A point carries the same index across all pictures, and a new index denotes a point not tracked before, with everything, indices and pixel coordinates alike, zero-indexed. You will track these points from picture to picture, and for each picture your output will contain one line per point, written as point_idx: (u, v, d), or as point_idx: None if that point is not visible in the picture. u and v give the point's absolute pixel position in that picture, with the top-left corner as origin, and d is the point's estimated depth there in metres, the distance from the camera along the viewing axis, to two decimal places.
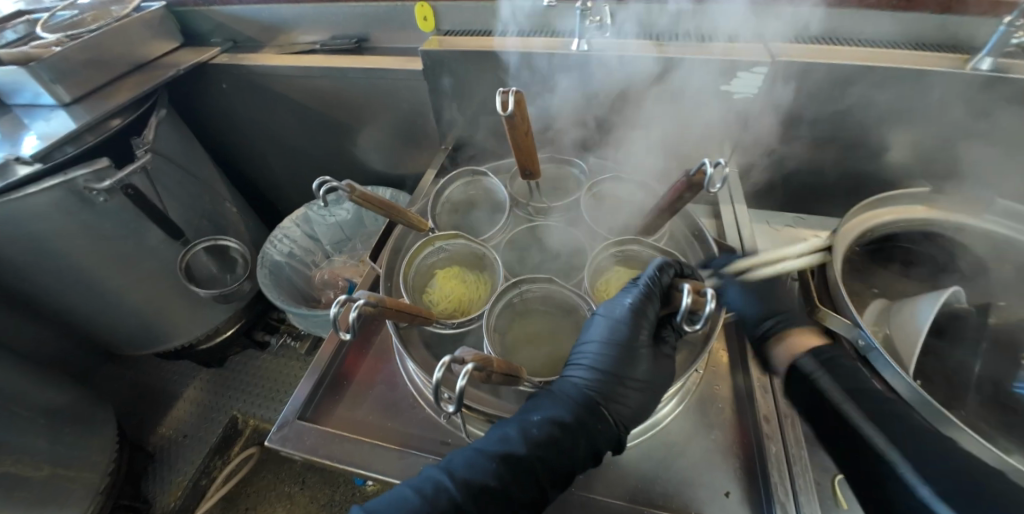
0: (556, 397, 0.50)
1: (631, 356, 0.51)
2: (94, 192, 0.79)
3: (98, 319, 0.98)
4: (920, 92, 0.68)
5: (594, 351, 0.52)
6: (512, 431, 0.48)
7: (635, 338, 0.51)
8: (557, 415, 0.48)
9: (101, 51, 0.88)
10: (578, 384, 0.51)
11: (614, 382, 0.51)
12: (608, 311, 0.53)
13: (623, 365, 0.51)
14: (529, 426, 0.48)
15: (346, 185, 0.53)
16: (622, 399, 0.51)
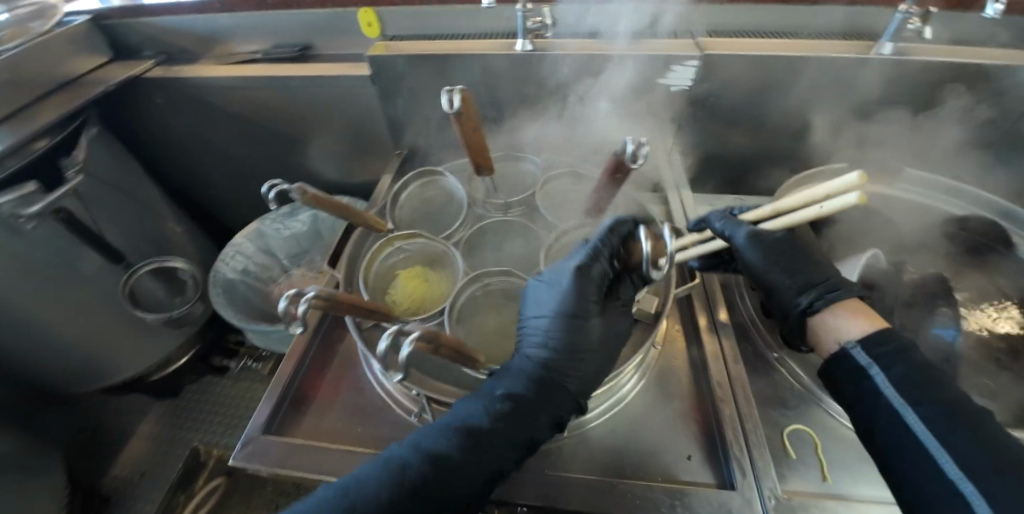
0: (511, 373, 0.50)
1: (581, 323, 0.52)
2: (21, 218, 0.73)
3: (35, 356, 0.91)
4: (841, 76, 0.73)
5: (544, 325, 0.52)
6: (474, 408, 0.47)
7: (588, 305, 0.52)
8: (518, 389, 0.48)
9: (19, 70, 0.82)
10: (535, 359, 0.51)
11: (569, 352, 0.51)
12: (555, 279, 0.53)
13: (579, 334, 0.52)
14: (492, 402, 0.47)
15: (297, 187, 0.51)
16: (578, 369, 0.51)
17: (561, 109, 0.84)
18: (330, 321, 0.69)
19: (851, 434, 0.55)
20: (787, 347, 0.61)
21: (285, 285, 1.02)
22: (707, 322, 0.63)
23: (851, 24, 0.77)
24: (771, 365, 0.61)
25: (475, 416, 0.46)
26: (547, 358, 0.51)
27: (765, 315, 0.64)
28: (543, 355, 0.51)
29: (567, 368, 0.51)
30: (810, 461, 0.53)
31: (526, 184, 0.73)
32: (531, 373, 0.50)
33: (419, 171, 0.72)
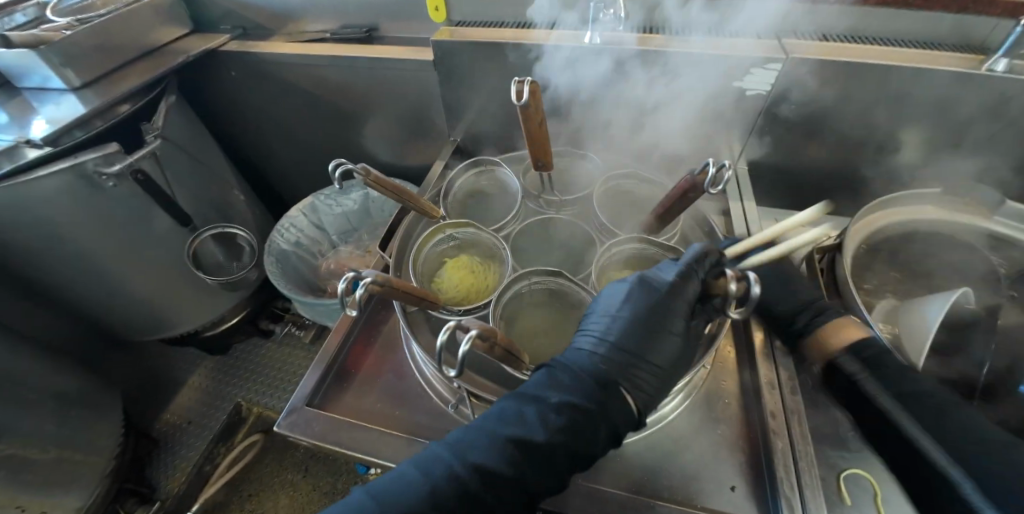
0: (562, 373, 0.48)
1: (651, 338, 0.48)
2: (103, 176, 0.79)
3: (106, 305, 0.98)
4: (944, 93, 0.66)
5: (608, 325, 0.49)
6: (524, 411, 0.46)
7: (657, 321, 0.49)
8: (573, 400, 0.46)
9: (111, 36, 0.87)
10: (588, 363, 0.49)
11: (625, 366, 0.48)
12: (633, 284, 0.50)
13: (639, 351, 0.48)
14: (547, 412, 0.45)
15: (361, 168, 0.51)
16: (638, 383, 0.48)
17: (625, 108, 0.80)
18: (376, 302, 0.70)
19: None
20: None
21: (333, 260, 1.06)
22: (763, 346, 0.60)
23: (958, 35, 0.69)
24: (829, 400, 0.57)
25: (533, 417, 0.45)
26: (606, 358, 0.48)
27: None
28: (595, 363, 0.48)
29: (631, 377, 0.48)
30: (865, 509, 0.49)
31: (582, 183, 0.71)
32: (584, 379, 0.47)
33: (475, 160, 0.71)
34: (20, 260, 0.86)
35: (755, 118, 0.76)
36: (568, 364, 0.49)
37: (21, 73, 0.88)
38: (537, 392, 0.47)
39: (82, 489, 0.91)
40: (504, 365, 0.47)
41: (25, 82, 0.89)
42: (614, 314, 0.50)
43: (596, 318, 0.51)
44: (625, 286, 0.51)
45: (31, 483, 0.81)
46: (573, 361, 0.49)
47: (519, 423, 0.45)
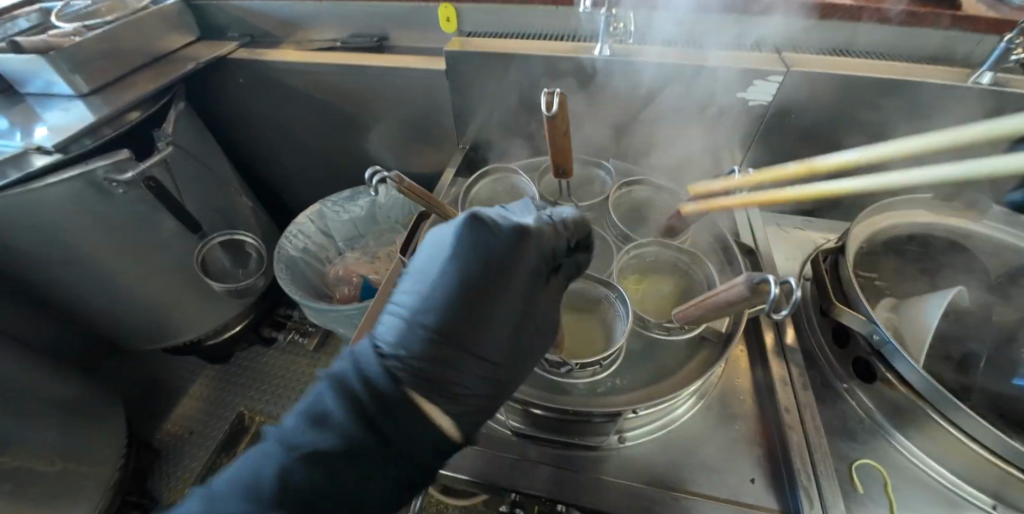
0: (384, 354, 0.45)
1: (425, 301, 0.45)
2: (114, 183, 0.78)
3: (109, 313, 0.97)
4: (935, 104, 0.70)
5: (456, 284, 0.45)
6: (352, 392, 0.43)
7: (506, 265, 0.46)
8: (359, 378, 0.44)
9: (120, 43, 0.87)
10: (389, 340, 0.45)
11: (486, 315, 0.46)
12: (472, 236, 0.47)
13: (514, 300, 0.47)
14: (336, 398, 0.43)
15: (396, 175, 0.52)
16: (500, 331, 0.46)
17: (634, 117, 0.83)
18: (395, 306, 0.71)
19: (921, 473, 0.54)
20: (859, 378, 0.60)
21: (341, 266, 1.07)
22: (774, 345, 0.62)
23: (945, 50, 0.74)
24: (837, 394, 0.60)
25: (331, 408, 0.43)
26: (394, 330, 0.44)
27: (836, 345, 0.62)
28: (441, 318, 0.44)
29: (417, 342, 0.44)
30: (878, 498, 0.52)
31: (596, 189, 0.73)
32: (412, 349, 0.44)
33: (493, 168, 0.73)
34: (23, 268, 0.85)
35: (757, 127, 0.80)
36: (393, 340, 0.45)
37: (25, 78, 0.87)
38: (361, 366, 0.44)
39: (85, 501, 0.89)
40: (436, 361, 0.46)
41: (30, 88, 0.88)
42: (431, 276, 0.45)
43: (415, 277, 0.47)
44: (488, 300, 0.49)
45: (35, 497, 0.79)
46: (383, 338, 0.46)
47: (328, 417, 0.43)
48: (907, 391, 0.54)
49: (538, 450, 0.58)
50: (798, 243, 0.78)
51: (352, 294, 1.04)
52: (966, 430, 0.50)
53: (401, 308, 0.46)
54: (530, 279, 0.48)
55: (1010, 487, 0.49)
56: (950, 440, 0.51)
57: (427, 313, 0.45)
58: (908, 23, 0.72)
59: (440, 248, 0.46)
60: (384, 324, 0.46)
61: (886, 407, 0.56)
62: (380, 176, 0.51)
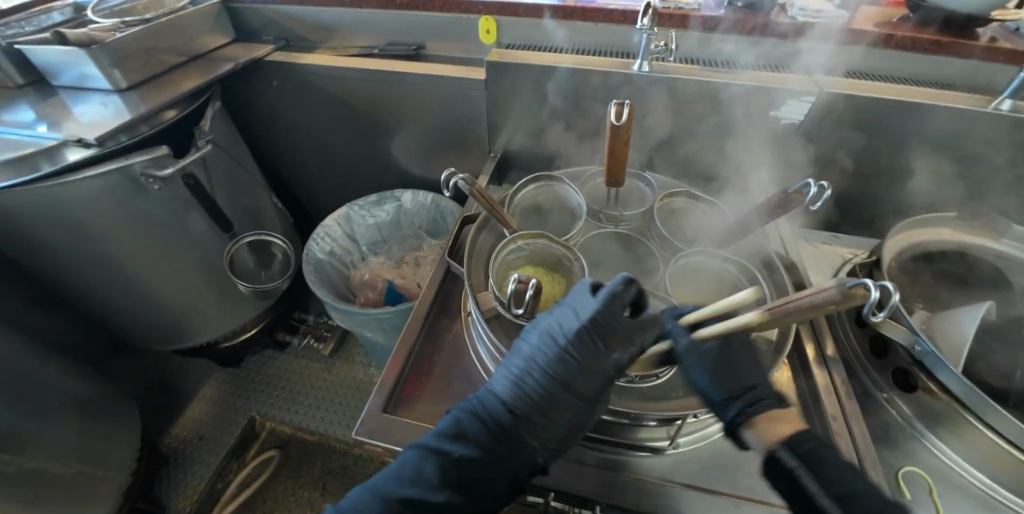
0: (482, 410, 0.52)
1: (545, 361, 0.50)
2: (151, 178, 0.77)
3: (128, 312, 0.95)
4: (958, 128, 0.73)
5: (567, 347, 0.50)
6: (455, 437, 0.50)
7: (595, 348, 0.49)
8: (460, 427, 0.51)
9: (160, 41, 0.87)
10: (494, 397, 0.53)
11: (568, 392, 0.50)
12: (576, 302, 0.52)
13: (592, 377, 0.49)
14: (458, 429, 0.51)
15: (468, 178, 0.58)
16: (578, 403, 0.50)
17: (668, 133, 0.85)
18: (439, 309, 0.72)
19: (963, 479, 0.55)
20: (898, 387, 0.61)
21: (366, 270, 1.06)
22: (815, 354, 0.64)
23: (966, 79, 0.78)
24: (877, 402, 0.62)
25: (429, 454, 0.49)
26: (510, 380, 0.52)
27: (874, 355, 0.64)
28: (538, 389, 0.51)
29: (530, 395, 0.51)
30: (923, 503, 0.53)
31: (637, 200, 0.75)
32: (504, 407, 0.52)
33: (541, 176, 0.75)
34: (50, 262, 0.83)
35: (787, 145, 0.83)
36: (489, 398, 0.53)
37: (61, 71, 0.86)
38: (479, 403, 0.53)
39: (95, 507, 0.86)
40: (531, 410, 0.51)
41: (64, 81, 0.87)
42: (548, 339, 0.51)
43: (520, 352, 0.53)
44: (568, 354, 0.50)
45: (48, 500, 0.76)
46: (482, 396, 0.54)
47: (426, 470, 0.48)
48: (947, 398, 0.56)
49: (588, 454, 0.58)
50: (827, 257, 0.81)
51: (377, 298, 1.04)
52: (1011, 437, 0.51)
53: (503, 378, 0.53)
54: (615, 363, 0.49)
55: None
56: (991, 448, 0.53)
57: (524, 382, 0.51)
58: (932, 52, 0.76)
59: (543, 332, 0.52)
60: (501, 373, 0.53)
61: (926, 416, 0.58)
62: (455, 178, 0.58)
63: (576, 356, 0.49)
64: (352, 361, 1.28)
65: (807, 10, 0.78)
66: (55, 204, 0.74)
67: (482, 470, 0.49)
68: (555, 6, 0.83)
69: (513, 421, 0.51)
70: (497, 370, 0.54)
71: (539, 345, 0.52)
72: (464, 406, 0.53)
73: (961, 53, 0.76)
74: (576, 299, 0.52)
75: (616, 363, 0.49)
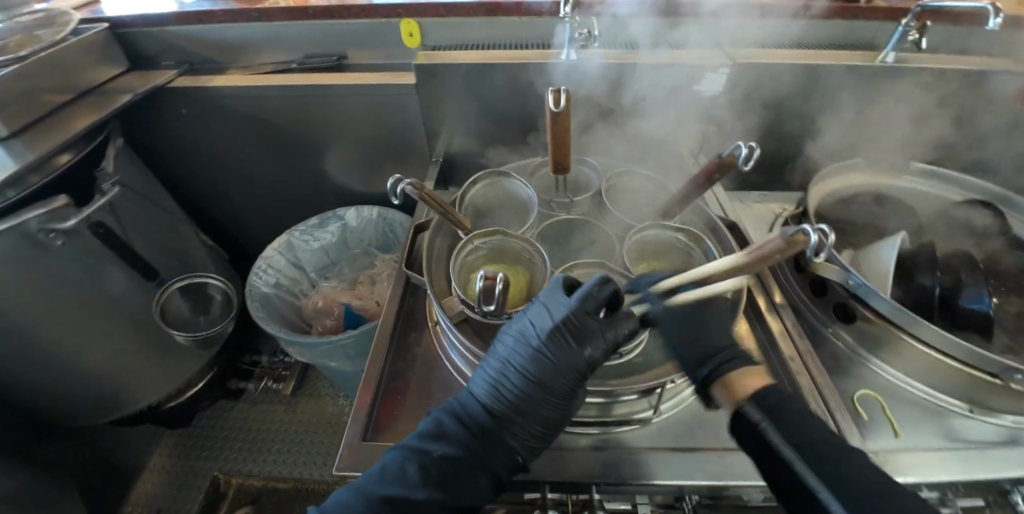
0: (462, 413, 0.52)
1: (524, 359, 0.50)
2: (52, 233, 0.69)
3: (48, 388, 0.84)
4: (854, 81, 0.81)
5: (543, 345, 0.49)
6: (435, 437, 0.49)
7: (568, 345, 0.49)
8: (440, 428, 0.50)
9: (40, 79, 0.77)
10: (475, 401, 0.52)
11: (545, 390, 0.50)
12: (550, 301, 0.51)
13: (566, 374, 0.49)
14: (440, 432, 0.50)
15: (415, 182, 0.56)
16: (556, 399, 0.50)
17: (604, 117, 0.88)
18: (404, 323, 0.70)
19: (906, 391, 0.62)
20: (839, 320, 0.67)
21: (318, 297, 1.01)
22: (766, 304, 0.69)
23: (852, 37, 0.87)
24: (824, 337, 0.67)
25: (412, 455, 0.47)
26: (490, 382, 0.52)
27: (814, 295, 0.70)
28: (517, 389, 0.50)
29: (511, 395, 0.51)
30: (879, 419, 0.59)
31: (585, 185, 0.76)
32: (484, 409, 0.51)
33: (487, 174, 0.74)
34: None
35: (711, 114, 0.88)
36: (469, 401, 0.53)
37: None
38: (460, 408, 0.52)
39: None
40: (510, 413, 0.50)
41: None
42: (525, 339, 0.51)
43: (497, 356, 0.53)
44: (544, 354, 0.49)
45: None
46: (462, 399, 0.53)
47: (410, 470, 0.46)
48: (881, 322, 0.62)
49: (580, 439, 0.59)
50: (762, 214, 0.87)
51: (336, 324, 0.98)
52: (946, 350, 0.57)
53: (482, 381, 0.52)
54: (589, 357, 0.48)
55: (979, 391, 0.58)
56: (926, 360, 0.59)
57: (502, 382, 0.51)
58: (820, 15, 0.84)
59: (518, 333, 0.52)
60: (481, 376, 0.53)
61: (867, 342, 0.64)
62: (402, 184, 0.56)
63: (551, 354, 0.49)
64: (317, 395, 1.21)
65: None
66: None
67: (462, 470, 0.48)
68: (475, 2, 0.83)
69: (492, 422, 0.50)
70: (476, 373, 0.53)
71: (515, 347, 0.51)
72: (444, 410, 0.52)
73: (845, 14, 0.84)
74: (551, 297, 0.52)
75: (590, 359, 0.49)
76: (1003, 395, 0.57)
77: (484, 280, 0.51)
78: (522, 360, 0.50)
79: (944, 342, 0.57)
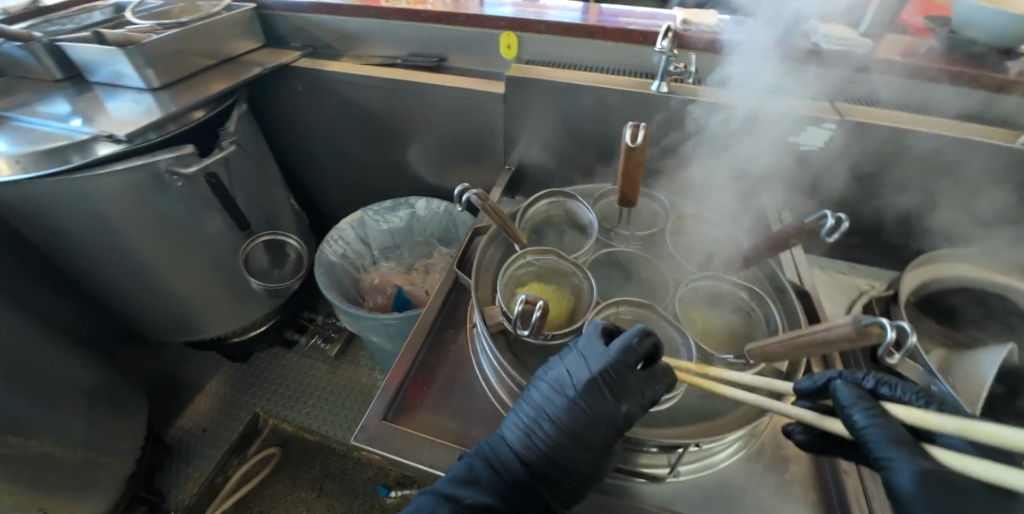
0: (492, 458, 0.52)
1: (558, 408, 0.50)
2: (175, 175, 0.79)
3: (143, 304, 0.98)
4: (983, 163, 0.72)
5: (578, 397, 0.49)
6: (469, 483, 0.49)
7: (604, 398, 0.48)
8: (471, 473, 0.50)
9: (191, 44, 0.90)
10: (506, 446, 0.52)
11: (577, 443, 0.49)
12: (587, 350, 0.50)
13: (599, 429, 0.48)
14: (472, 474, 0.50)
15: (478, 193, 0.58)
16: (588, 453, 0.49)
17: (686, 154, 0.84)
18: (444, 317, 0.72)
19: None
20: None
21: (376, 274, 1.07)
22: None
23: (991, 112, 0.76)
24: None
25: (443, 500, 0.48)
26: (522, 428, 0.52)
27: None
28: (551, 436, 0.50)
29: (543, 443, 0.51)
30: None
31: (650, 220, 0.74)
32: (515, 456, 0.51)
33: (554, 194, 0.75)
34: (75, 252, 0.87)
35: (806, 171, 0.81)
36: (500, 445, 0.53)
37: (95, 68, 0.90)
38: (491, 448, 0.53)
39: (93, 495, 0.89)
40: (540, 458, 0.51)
41: (99, 77, 0.91)
42: (560, 389, 0.50)
43: (531, 402, 0.52)
44: (579, 406, 0.49)
45: (43, 483, 0.79)
46: (493, 442, 0.53)
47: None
48: None
49: None
50: (842, 287, 0.78)
51: (385, 303, 1.05)
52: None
53: (514, 425, 0.52)
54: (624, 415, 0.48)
55: None
56: None
57: (535, 430, 0.51)
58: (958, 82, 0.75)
59: (552, 381, 0.51)
60: (512, 420, 0.53)
61: None
62: (467, 193, 0.58)
63: (585, 407, 0.48)
64: (357, 365, 1.28)
65: (832, 37, 0.77)
66: (80, 196, 0.77)
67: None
68: (579, 24, 0.84)
69: (524, 469, 0.51)
70: (508, 417, 0.53)
71: (549, 395, 0.51)
72: (476, 452, 0.53)
73: (989, 86, 0.74)
74: (587, 345, 0.51)
75: (626, 416, 0.48)
76: None
77: (524, 303, 0.52)
78: (556, 410, 0.50)
79: None
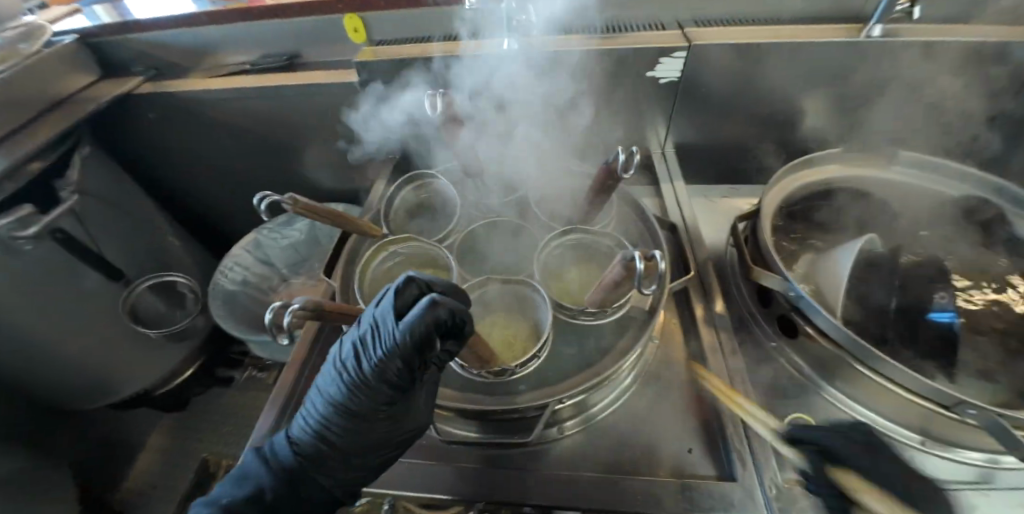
0: (273, 455, 0.47)
1: (336, 393, 0.43)
2: (20, 240, 0.74)
3: (39, 379, 0.92)
4: (830, 60, 0.72)
5: (348, 378, 0.43)
6: (242, 476, 0.46)
7: (375, 379, 0.41)
8: (252, 469, 0.46)
9: (10, 92, 0.82)
10: (287, 440, 0.46)
11: (354, 431, 0.43)
12: (367, 323, 0.43)
13: (368, 404, 0.42)
14: (252, 474, 0.46)
15: (290, 197, 0.51)
16: (365, 438, 0.44)
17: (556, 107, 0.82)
18: None
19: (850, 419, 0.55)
20: (786, 335, 0.60)
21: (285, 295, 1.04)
22: (705, 314, 0.63)
23: (834, 8, 0.76)
24: (769, 354, 0.61)
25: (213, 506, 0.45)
26: (302, 426, 0.45)
27: (762, 306, 0.63)
28: (330, 428, 0.44)
29: (321, 437, 0.45)
30: None
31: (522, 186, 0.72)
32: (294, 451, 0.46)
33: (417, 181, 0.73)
34: None
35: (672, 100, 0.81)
36: (283, 442, 0.47)
37: None
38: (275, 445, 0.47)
39: None
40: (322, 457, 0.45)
41: None
42: (335, 375, 0.44)
43: (315, 388, 0.46)
44: (349, 388, 0.42)
45: None
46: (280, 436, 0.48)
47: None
48: (827, 341, 0.55)
49: None
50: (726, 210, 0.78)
51: None
52: (900, 380, 0.49)
53: (298, 412, 0.46)
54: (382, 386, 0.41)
55: (931, 424, 0.50)
56: (875, 388, 0.52)
57: (312, 423, 0.45)
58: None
59: (332, 362, 0.44)
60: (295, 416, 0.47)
61: (813, 360, 0.57)
62: (268, 200, 0.51)
63: (355, 391, 0.42)
64: None
65: None
66: None
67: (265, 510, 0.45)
68: None
69: (300, 465, 0.45)
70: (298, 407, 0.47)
71: (323, 379, 0.45)
72: (262, 447, 0.48)
73: None
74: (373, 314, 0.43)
75: (388, 376, 0.41)
76: (961, 431, 0.49)
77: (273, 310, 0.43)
78: (330, 388, 0.44)
79: (895, 372, 0.49)
